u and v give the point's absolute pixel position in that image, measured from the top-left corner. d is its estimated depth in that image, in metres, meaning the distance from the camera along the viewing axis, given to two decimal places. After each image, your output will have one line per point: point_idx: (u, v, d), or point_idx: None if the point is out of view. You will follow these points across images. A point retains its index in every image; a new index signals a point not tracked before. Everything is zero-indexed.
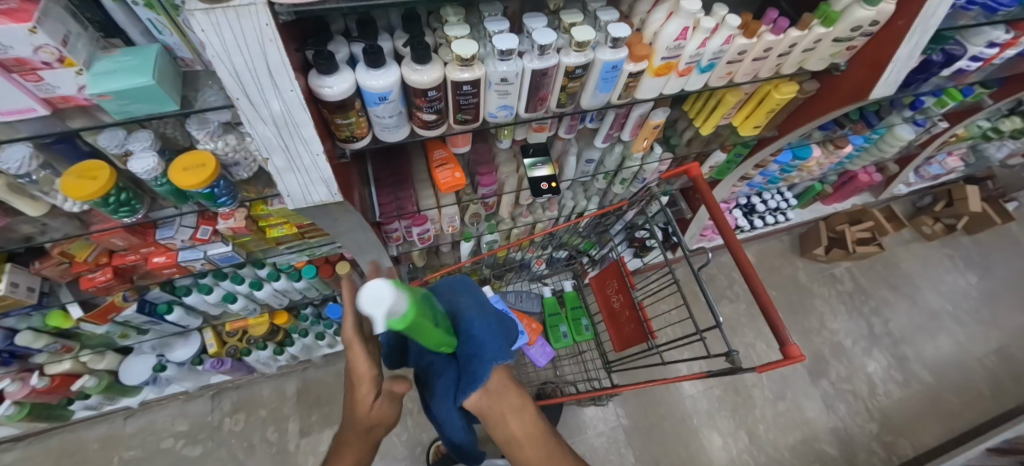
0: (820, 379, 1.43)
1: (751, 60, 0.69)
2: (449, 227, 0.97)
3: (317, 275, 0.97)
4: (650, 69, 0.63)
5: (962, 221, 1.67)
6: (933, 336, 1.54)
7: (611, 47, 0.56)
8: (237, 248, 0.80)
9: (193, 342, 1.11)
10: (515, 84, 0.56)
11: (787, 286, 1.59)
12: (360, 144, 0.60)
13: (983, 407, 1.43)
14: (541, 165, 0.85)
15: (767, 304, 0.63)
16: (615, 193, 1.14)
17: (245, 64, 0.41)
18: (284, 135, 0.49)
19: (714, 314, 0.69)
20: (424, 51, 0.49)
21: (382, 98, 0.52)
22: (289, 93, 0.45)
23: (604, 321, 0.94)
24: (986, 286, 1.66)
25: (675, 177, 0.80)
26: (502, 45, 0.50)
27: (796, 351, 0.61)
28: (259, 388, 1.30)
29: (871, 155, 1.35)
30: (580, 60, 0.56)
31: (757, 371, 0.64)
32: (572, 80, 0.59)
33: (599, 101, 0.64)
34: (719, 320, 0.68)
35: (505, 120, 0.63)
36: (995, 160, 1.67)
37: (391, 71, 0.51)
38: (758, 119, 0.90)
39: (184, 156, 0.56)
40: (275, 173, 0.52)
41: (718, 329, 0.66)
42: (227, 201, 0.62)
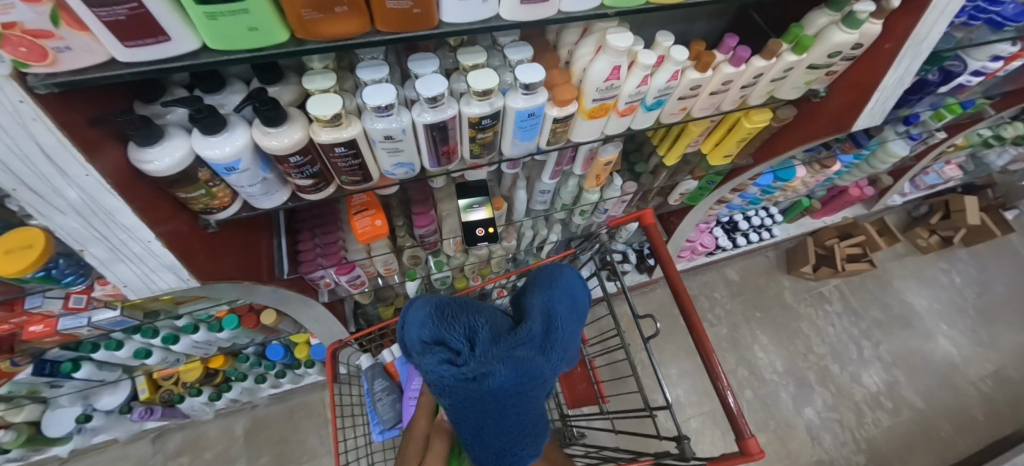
0: (805, 408, 1.35)
1: (709, 95, 0.58)
2: (386, 270, 0.88)
3: (240, 325, 0.87)
4: (582, 111, 0.52)
5: (959, 233, 1.57)
6: (926, 359, 1.46)
7: (523, 92, 0.45)
8: (130, 310, 0.70)
9: (121, 390, 1.01)
10: (406, 141, 0.46)
11: (772, 306, 1.50)
12: (226, 214, 0.50)
13: (977, 435, 1.35)
14: (478, 206, 0.74)
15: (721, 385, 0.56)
16: (577, 223, 1.04)
17: (7, 150, 0.30)
18: (95, 224, 0.39)
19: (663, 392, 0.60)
20: (272, 113, 0.39)
21: (230, 168, 0.42)
22: (87, 179, 0.35)
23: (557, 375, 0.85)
24: (983, 303, 1.57)
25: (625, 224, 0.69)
26: (375, 101, 0.40)
27: (755, 447, 0.52)
28: (205, 429, 1.21)
29: (862, 170, 1.25)
30: (484, 110, 0.45)
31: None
32: (480, 131, 0.48)
33: (522, 150, 0.53)
34: (669, 399, 0.60)
35: (408, 177, 0.52)
36: (995, 167, 1.57)
37: (235, 136, 0.41)
38: (728, 148, 0.79)
39: (7, 235, 0.46)
40: (96, 262, 0.42)
41: (666, 412, 0.58)
42: (76, 278, 0.53)
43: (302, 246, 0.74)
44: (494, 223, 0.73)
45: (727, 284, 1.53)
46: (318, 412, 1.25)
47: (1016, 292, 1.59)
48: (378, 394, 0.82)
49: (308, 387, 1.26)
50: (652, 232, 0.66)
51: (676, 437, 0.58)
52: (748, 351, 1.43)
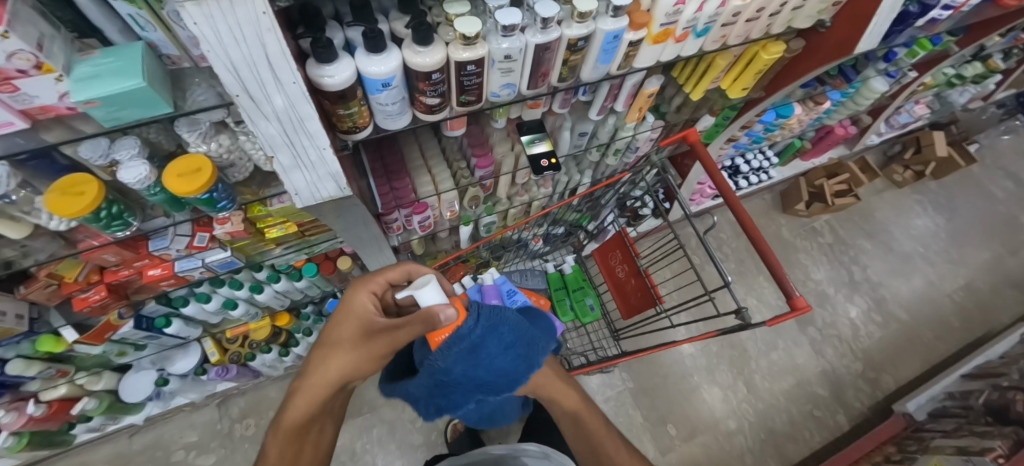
0: (808, 327, 1.51)
1: (744, 22, 0.69)
2: (449, 213, 0.96)
3: (319, 273, 0.94)
4: (649, 36, 0.62)
5: (930, 167, 1.75)
6: (907, 278, 1.64)
7: (612, 16, 0.55)
8: (235, 252, 0.76)
9: (193, 352, 1.07)
10: (519, 61, 0.55)
11: (772, 242, 1.66)
12: (362, 134, 0.57)
13: (954, 340, 1.55)
14: (538, 141, 0.84)
15: (771, 259, 0.68)
16: (608, 164, 1.14)
17: (243, 58, 0.39)
18: (288, 131, 0.47)
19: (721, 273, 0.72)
20: (426, 32, 0.47)
21: (385, 85, 0.50)
22: (291, 86, 0.43)
23: (612, 291, 0.99)
24: (953, 226, 1.76)
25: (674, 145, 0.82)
26: (506, 20, 0.49)
27: (801, 302, 0.65)
28: (267, 392, 1.27)
29: (847, 109, 1.41)
30: (582, 31, 0.55)
31: (767, 325, 0.68)
32: (574, 53, 0.58)
33: (600, 71, 0.64)
34: (727, 280, 0.72)
35: (507, 99, 0.62)
36: (957, 105, 1.76)
37: (392, 55, 0.49)
38: (746, 81, 0.91)
39: (175, 160, 0.53)
40: (281, 171, 0.50)
41: (725, 287, 0.69)
42: (227, 205, 0.60)
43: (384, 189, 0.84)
44: (554, 155, 0.83)
45: (732, 226, 1.67)
46: None
47: (978, 215, 1.80)
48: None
49: None
50: (698, 148, 0.77)
51: (738, 310, 0.71)
52: (755, 283, 1.58)
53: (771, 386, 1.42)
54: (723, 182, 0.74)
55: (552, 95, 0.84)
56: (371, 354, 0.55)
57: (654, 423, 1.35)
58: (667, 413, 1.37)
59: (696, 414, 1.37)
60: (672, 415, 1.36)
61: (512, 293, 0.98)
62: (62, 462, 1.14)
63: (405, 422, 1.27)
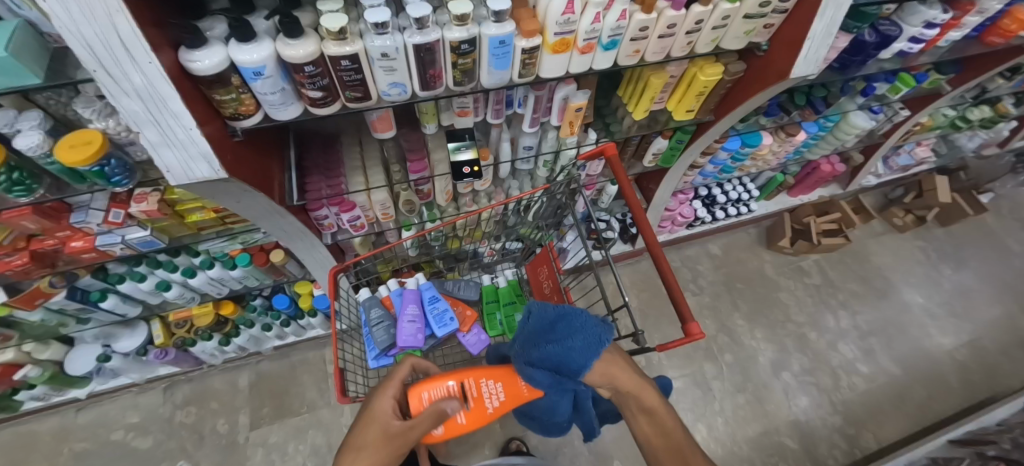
0: (782, 372, 1.41)
1: (658, 38, 0.68)
2: (383, 215, 0.97)
3: (252, 264, 0.96)
4: (546, 45, 0.62)
5: (933, 212, 1.64)
6: (901, 330, 1.51)
7: (494, 21, 0.56)
8: (157, 233, 0.79)
9: (139, 333, 1.09)
10: (399, 60, 0.56)
11: (752, 278, 1.58)
12: (248, 122, 0.60)
13: (950, 402, 1.40)
14: (464, 149, 0.83)
15: (668, 278, 0.64)
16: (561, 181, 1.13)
17: (96, 35, 0.41)
18: (152, 109, 0.49)
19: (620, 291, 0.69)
20: (293, 24, 0.50)
21: (257, 74, 0.52)
22: (149, 66, 0.46)
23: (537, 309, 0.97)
24: (959, 278, 1.62)
25: (592, 158, 0.79)
26: (373, 18, 0.50)
27: (695, 329, 0.60)
28: (213, 381, 1.28)
29: (830, 143, 1.35)
30: (463, 34, 0.55)
31: (658, 349, 0.63)
32: (461, 56, 0.59)
33: (498, 78, 0.64)
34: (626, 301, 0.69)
35: (401, 98, 0.63)
36: (966, 150, 1.65)
37: (262, 45, 0.51)
38: (688, 103, 0.89)
39: (71, 133, 0.56)
40: (149, 147, 0.52)
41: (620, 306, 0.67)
42: (123, 180, 0.62)
43: (311, 185, 0.85)
44: (478, 163, 0.83)
45: (709, 258, 1.61)
46: (319, 367, 1.32)
47: (989, 268, 1.65)
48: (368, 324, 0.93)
49: (309, 344, 1.34)
50: (614, 163, 0.75)
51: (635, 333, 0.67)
52: (729, 319, 1.49)
53: (734, 431, 1.32)
54: (631, 196, 0.71)
55: (483, 104, 0.84)
56: (395, 453, 0.56)
57: (601, 457, 1.27)
58: (617, 448, 1.29)
59: None
60: (622, 450, 1.28)
61: (435, 300, 0.96)
62: (9, 428, 1.17)
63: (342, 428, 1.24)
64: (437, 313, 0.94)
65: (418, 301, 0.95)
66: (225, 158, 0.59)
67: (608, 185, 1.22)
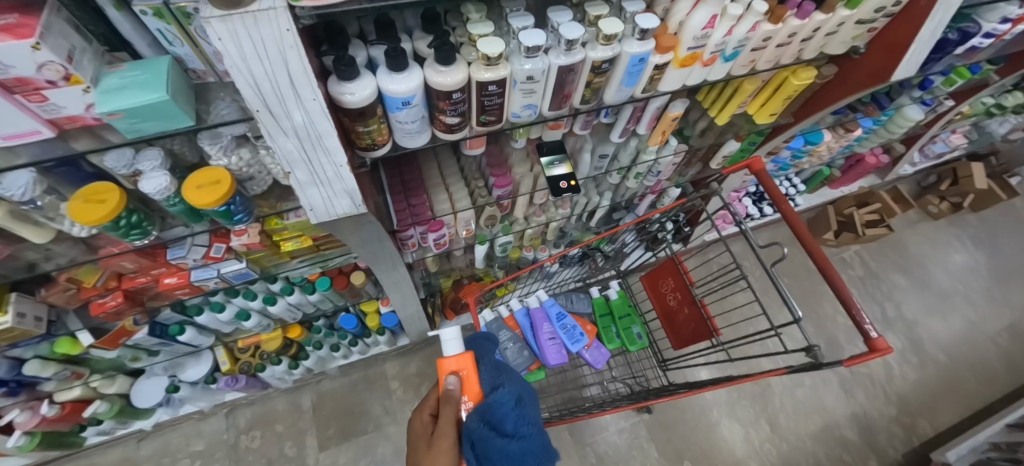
0: (837, 365, 1.43)
1: (775, 47, 0.67)
2: (464, 231, 0.95)
3: (332, 287, 0.94)
4: (675, 60, 0.61)
5: (968, 199, 1.67)
6: (944, 317, 1.55)
7: (638, 39, 0.54)
8: (250, 264, 0.77)
9: (204, 361, 1.07)
10: (541, 82, 0.54)
11: (799, 272, 1.59)
12: (379, 152, 0.57)
13: (998, 386, 1.45)
14: (558, 163, 0.82)
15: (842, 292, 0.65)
16: (628, 187, 1.12)
17: (265, 74, 0.38)
18: (306, 147, 0.47)
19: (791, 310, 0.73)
20: (449, 52, 0.47)
21: (405, 103, 0.50)
22: (312, 102, 0.43)
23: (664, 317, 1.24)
24: (993, 263, 1.67)
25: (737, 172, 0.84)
26: (530, 41, 0.48)
27: (884, 344, 0.62)
28: (274, 404, 1.26)
29: (880, 136, 1.36)
30: (607, 53, 0.53)
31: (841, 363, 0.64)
32: (597, 75, 0.57)
33: (624, 94, 0.62)
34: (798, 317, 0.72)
35: (528, 119, 0.61)
36: (997, 136, 1.66)
37: (413, 74, 0.48)
38: (774, 107, 0.89)
39: (196, 172, 0.54)
40: (297, 187, 0.51)
41: (796, 321, 0.71)
42: (243, 217, 0.60)
43: (400, 205, 0.83)
44: (574, 177, 0.81)
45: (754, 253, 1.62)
46: (382, 383, 1.30)
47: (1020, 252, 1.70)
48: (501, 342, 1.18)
49: (370, 361, 1.31)
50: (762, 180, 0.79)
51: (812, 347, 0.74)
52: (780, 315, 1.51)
53: (796, 425, 1.34)
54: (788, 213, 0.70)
55: (573, 116, 0.83)
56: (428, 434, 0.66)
57: (669, 458, 1.28)
58: (683, 448, 1.29)
59: (716, 452, 1.30)
60: (688, 451, 1.29)
61: (562, 318, 1.21)
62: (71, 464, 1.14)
63: None
64: (568, 330, 1.20)
65: (549, 317, 1.20)
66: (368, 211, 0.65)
67: (671, 187, 1.21)
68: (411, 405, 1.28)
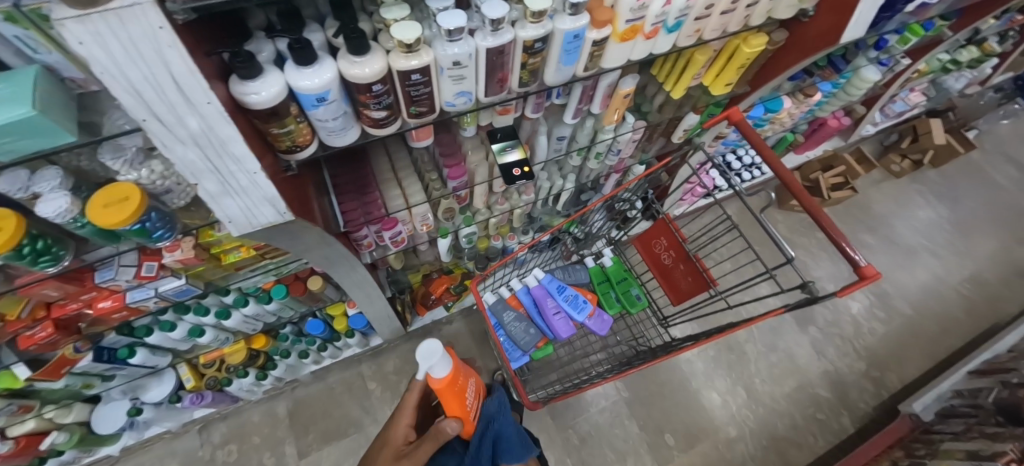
0: (808, 327, 1.47)
1: (719, 15, 0.64)
2: (423, 226, 0.92)
3: (288, 294, 0.91)
4: (615, 34, 0.58)
5: (928, 155, 1.71)
6: (909, 271, 1.59)
7: (570, 14, 0.51)
8: (192, 280, 0.73)
9: (167, 380, 1.03)
10: (470, 67, 0.50)
11: (766, 239, 1.63)
12: (304, 154, 0.54)
13: (961, 334, 1.50)
14: (510, 149, 0.79)
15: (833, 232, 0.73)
16: (591, 168, 1.10)
17: (145, 78, 0.34)
18: (210, 156, 0.43)
19: (784, 251, 0.82)
20: (361, 40, 0.43)
21: (320, 100, 0.46)
22: (207, 106, 0.38)
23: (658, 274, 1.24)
24: (954, 216, 1.71)
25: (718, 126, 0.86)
26: (449, 24, 0.44)
27: (872, 270, 0.71)
28: (249, 415, 1.23)
29: (839, 99, 1.36)
30: (538, 32, 0.50)
31: (838, 295, 0.73)
32: (532, 55, 0.54)
33: (564, 74, 0.59)
34: (791, 258, 0.82)
35: (465, 107, 0.57)
36: (954, 91, 1.68)
37: (325, 66, 0.44)
38: (728, 77, 0.87)
39: (102, 190, 0.49)
40: (209, 199, 0.47)
41: (789, 262, 0.79)
42: (165, 234, 0.56)
43: (349, 204, 0.79)
44: (527, 162, 0.78)
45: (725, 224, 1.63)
46: (359, 385, 1.28)
47: (979, 203, 1.75)
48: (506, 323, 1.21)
49: (345, 363, 1.29)
50: (748, 132, 0.82)
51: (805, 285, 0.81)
52: None
53: (773, 388, 1.37)
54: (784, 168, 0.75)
55: (523, 99, 0.79)
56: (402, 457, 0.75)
57: (652, 432, 1.30)
58: (665, 421, 1.31)
59: (697, 421, 1.32)
60: (670, 423, 1.31)
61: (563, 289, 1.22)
62: None
63: None
64: (571, 301, 1.21)
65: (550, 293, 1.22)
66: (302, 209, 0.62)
67: (635, 165, 1.19)
68: (391, 404, 1.26)
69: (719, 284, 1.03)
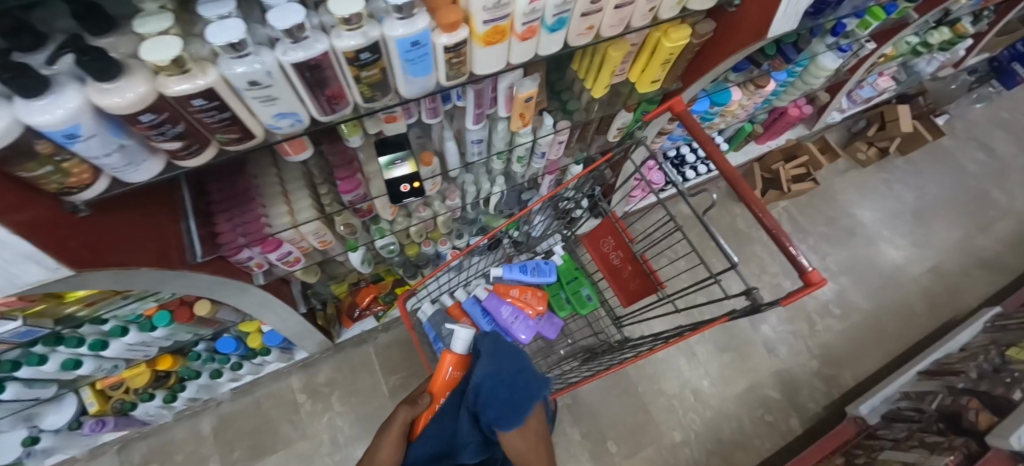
0: (761, 325, 1.42)
1: (613, 9, 0.54)
2: (320, 244, 0.83)
3: (174, 321, 0.83)
4: (475, 37, 0.48)
5: (895, 143, 1.63)
6: (868, 265, 1.55)
7: (398, 18, 0.41)
8: (33, 321, 0.64)
9: (67, 406, 0.95)
10: (276, 86, 0.41)
11: (725, 232, 1.56)
12: (90, 194, 0.45)
13: (917, 328, 1.47)
14: (400, 162, 0.70)
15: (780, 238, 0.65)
16: (519, 172, 1.01)
17: None
18: None
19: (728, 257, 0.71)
20: (107, 63, 0.33)
21: (71, 137, 0.35)
22: None
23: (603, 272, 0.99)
24: (918, 205, 1.66)
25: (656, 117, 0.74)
26: (219, 38, 0.35)
27: (817, 277, 0.66)
28: (171, 433, 1.17)
29: (797, 88, 1.28)
30: (357, 41, 0.41)
31: (780, 304, 0.69)
32: (362, 68, 0.44)
33: (418, 87, 0.50)
34: (734, 262, 0.72)
35: (297, 129, 0.49)
36: (925, 75, 1.59)
37: (67, 95, 0.34)
38: (653, 73, 0.77)
39: None
40: None
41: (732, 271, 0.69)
42: None
43: (222, 226, 0.69)
44: (418, 177, 0.70)
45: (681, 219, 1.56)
46: (288, 398, 1.22)
47: (946, 192, 1.69)
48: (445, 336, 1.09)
49: (274, 376, 1.23)
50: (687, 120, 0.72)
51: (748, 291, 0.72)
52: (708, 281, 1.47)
53: (722, 390, 1.34)
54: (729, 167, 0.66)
55: (414, 103, 0.70)
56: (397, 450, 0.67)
57: (595, 438, 1.26)
58: (609, 426, 1.28)
59: (642, 426, 1.29)
60: (613, 428, 1.28)
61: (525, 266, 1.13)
62: None
63: (323, 457, 1.17)
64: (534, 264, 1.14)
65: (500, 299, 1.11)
66: (104, 248, 0.49)
67: (571, 164, 1.09)
68: (322, 417, 1.21)
69: (667, 287, 0.85)
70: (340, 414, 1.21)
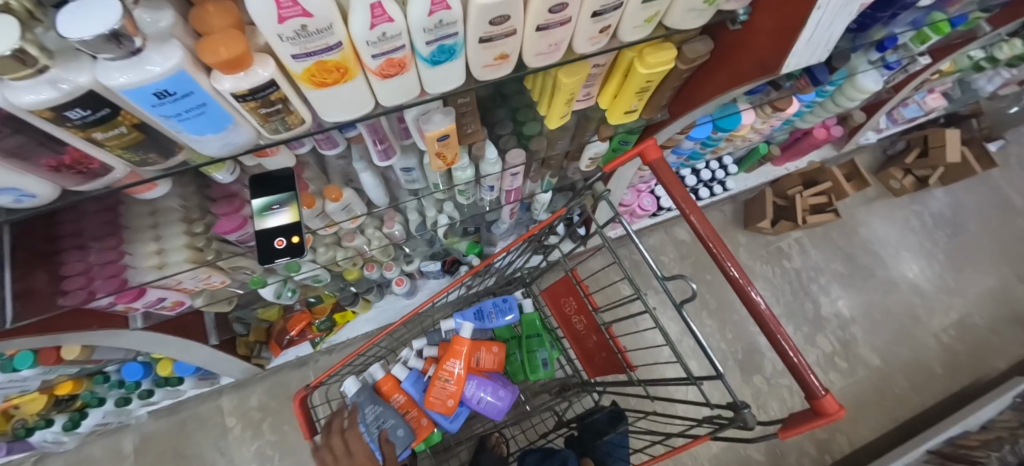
0: (752, 376, 1.26)
1: (536, 32, 0.36)
2: (212, 284, 0.71)
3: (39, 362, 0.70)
4: (296, 77, 0.31)
5: (937, 173, 1.39)
6: (886, 314, 1.35)
7: (108, 58, 0.24)
8: None
9: None
10: None
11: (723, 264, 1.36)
12: None
13: (933, 391, 1.29)
14: (279, 207, 0.52)
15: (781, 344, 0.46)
16: (467, 201, 0.84)
17: None
18: None
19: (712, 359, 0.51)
20: None
21: None
22: None
23: (569, 336, 0.88)
24: (954, 246, 1.43)
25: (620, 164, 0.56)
26: None
27: (832, 406, 0.43)
28: (90, 449, 1.08)
29: (826, 109, 1.05)
30: (40, 96, 0.24)
31: (780, 436, 0.45)
32: (88, 128, 0.27)
33: (217, 144, 0.34)
34: (718, 365, 0.51)
35: (39, 199, 0.33)
36: (984, 94, 1.33)
37: None
38: (626, 102, 0.58)
39: None
40: None
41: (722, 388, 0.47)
42: None
43: (68, 269, 0.54)
44: (300, 229, 0.52)
45: (675, 245, 1.37)
46: (216, 421, 1.12)
47: (988, 232, 1.46)
48: (371, 422, 0.79)
49: (202, 395, 1.12)
50: (661, 171, 0.55)
51: (732, 404, 0.49)
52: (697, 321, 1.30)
53: (698, 447, 1.19)
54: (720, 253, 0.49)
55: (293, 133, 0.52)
56: None
57: None
58: None
59: None
60: None
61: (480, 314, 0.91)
62: None
63: None
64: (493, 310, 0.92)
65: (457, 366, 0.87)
66: None
67: (539, 191, 0.90)
68: (252, 443, 1.11)
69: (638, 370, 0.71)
70: (271, 443, 1.10)
